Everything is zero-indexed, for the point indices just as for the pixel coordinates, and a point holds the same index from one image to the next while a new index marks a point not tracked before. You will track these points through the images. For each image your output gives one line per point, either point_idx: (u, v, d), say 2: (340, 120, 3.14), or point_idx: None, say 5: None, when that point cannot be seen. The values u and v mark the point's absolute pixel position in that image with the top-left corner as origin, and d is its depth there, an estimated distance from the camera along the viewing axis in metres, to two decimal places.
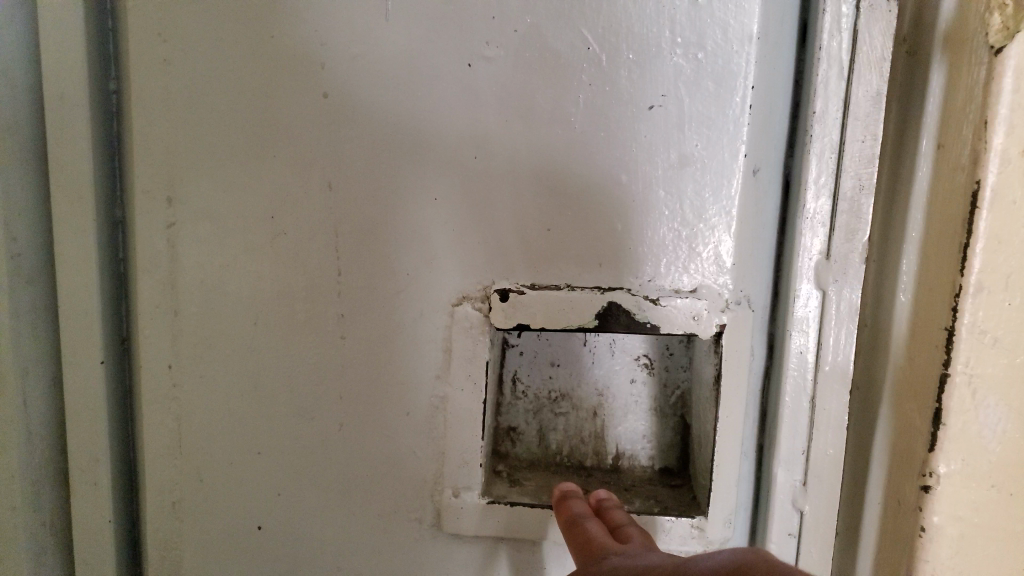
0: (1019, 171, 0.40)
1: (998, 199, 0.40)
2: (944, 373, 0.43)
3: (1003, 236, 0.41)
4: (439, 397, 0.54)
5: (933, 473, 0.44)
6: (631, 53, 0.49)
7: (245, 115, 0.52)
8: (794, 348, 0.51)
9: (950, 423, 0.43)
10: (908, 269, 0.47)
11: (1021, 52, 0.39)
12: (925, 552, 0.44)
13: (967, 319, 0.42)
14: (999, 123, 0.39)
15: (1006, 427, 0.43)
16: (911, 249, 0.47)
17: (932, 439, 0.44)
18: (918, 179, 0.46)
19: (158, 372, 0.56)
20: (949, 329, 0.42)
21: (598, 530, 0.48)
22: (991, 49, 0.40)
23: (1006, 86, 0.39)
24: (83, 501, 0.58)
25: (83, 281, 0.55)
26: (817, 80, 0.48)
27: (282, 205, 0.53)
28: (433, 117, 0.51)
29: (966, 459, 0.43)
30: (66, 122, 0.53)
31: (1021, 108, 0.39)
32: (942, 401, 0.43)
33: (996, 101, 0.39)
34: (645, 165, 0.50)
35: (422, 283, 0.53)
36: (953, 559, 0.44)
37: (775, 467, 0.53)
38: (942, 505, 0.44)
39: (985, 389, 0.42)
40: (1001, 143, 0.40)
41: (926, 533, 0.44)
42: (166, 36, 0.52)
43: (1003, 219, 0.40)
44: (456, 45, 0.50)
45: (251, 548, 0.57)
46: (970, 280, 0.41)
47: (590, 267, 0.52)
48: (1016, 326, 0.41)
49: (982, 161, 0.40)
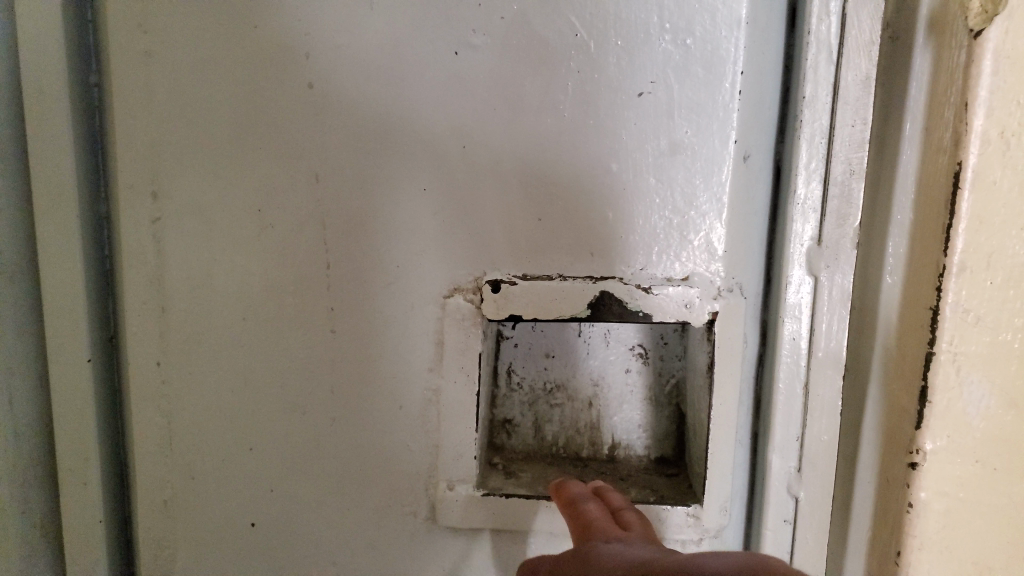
0: (999, 152, 0.40)
1: (979, 179, 0.40)
2: (929, 352, 0.43)
3: (984, 216, 0.41)
4: (432, 390, 0.54)
5: (920, 450, 0.44)
6: (618, 39, 0.49)
7: (231, 108, 0.51)
8: (787, 334, 0.51)
9: (935, 401, 0.43)
10: (895, 252, 0.46)
11: (1000, 34, 0.39)
12: (913, 527, 0.44)
13: (951, 299, 0.42)
14: (979, 105, 0.39)
15: (989, 403, 0.43)
16: (899, 232, 0.45)
17: (919, 416, 0.43)
18: (903, 162, 0.45)
19: (146, 371, 0.55)
20: (934, 308, 0.42)
21: (597, 512, 0.48)
22: (970, 32, 0.40)
23: (985, 69, 0.39)
24: (73, 502, 0.57)
25: (67, 279, 0.54)
26: (806, 64, 0.48)
27: (268, 198, 0.52)
28: (420, 107, 0.50)
29: (951, 436, 0.43)
30: (46, 117, 0.52)
31: (1001, 90, 0.39)
32: (927, 380, 0.43)
33: (976, 84, 0.39)
34: (635, 152, 0.50)
35: (411, 276, 0.53)
36: (940, 533, 0.44)
37: (769, 454, 0.53)
38: (929, 481, 0.44)
39: (969, 367, 0.43)
40: (982, 125, 0.40)
41: (913, 509, 0.44)
42: (147, 27, 0.51)
43: (984, 200, 0.41)
44: (441, 33, 0.49)
45: (245, 545, 0.57)
46: (953, 260, 0.41)
47: (582, 257, 0.52)
48: (995, 303, 0.42)
49: (964, 142, 0.40)
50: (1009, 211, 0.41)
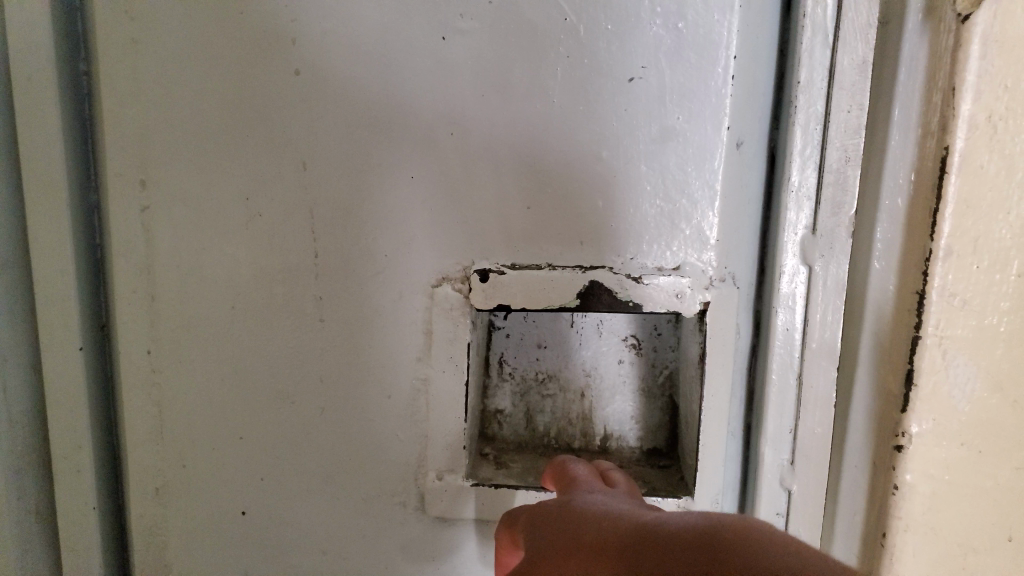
0: (987, 135, 0.39)
1: (967, 162, 0.40)
2: (916, 336, 0.42)
3: (972, 199, 0.40)
4: (420, 379, 0.53)
5: (906, 433, 0.43)
6: (608, 23, 0.48)
7: (218, 95, 0.51)
8: (781, 325, 0.51)
9: (922, 384, 0.43)
10: (884, 236, 0.44)
11: (989, 18, 0.38)
12: (897, 509, 0.44)
13: (939, 282, 0.41)
14: (968, 89, 0.39)
15: (974, 386, 0.43)
16: (888, 217, 0.44)
17: (907, 399, 0.43)
18: (891, 146, 0.43)
19: (136, 359, 0.56)
20: (921, 291, 0.42)
21: (584, 470, 0.49)
22: (958, 16, 0.39)
23: (974, 52, 0.38)
24: (68, 490, 0.57)
25: (58, 268, 0.54)
26: (801, 49, 0.47)
27: (256, 186, 0.52)
28: (409, 93, 0.49)
29: (938, 419, 0.43)
30: (35, 105, 0.52)
31: (989, 74, 0.38)
32: (914, 363, 0.42)
33: (964, 68, 0.39)
34: (626, 140, 0.49)
35: (399, 265, 0.52)
36: (926, 515, 0.44)
37: (762, 446, 0.52)
38: (915, 463, 0.43)
39: (956, 350, 0.42)
40: (970, 108, 0.39)
41: (899, 491, 0.44)
42: (134, 13, 0.51)
43: (972, 183, 0.40)
44: (428, 18, 0.49)
45: (236, 534, 0.57)
46: (940, 243, 0.41)
47: (571, 246, 0.51)
48: (982, 285, 0.41)
49: (951, 127, 0.40)
50: (996, 195, 0.40)
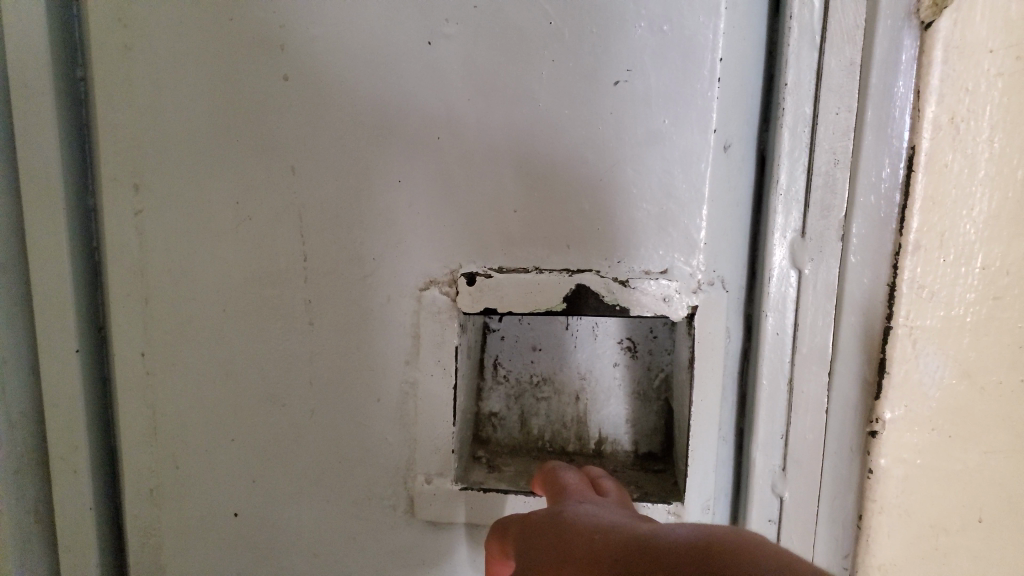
0: (948, 135, 0.46)
1: (931, 161, 0.46)
2: (888, 326, 0.48)
3: (935, 196, 0.47)
4: (409, 383, 0.54)
5: (880, 420, 0.49)
6: (593, 27, 0.48)
7: (209, 101, 0.52)
8: (770, 329, 0.50)
9: (894, 372, 0.49)
10: (859, 233, 0.47)
11: (949, 25, 0.45)
12: (874, 492, 0.50)
13: (907, 275, 0.48)
14: (931, 93, 0.45)
15: (943, 373, 0.49)
16: (864, 215, 0.47)
17: (880, 388, 0.49)
18: (865, 146, 0.47)
19: (131, 361, 0.56)
20: (892, 283, 0.48)
21: (575, 478, 0.49)
22: (921, 22, 0.45)
23: (938, 57, 0.45)
24: (64, 490, 0.58)
25: (56, 272, 0.55)
26: (789, 49, 0.47)
27: (247, 191, 0.52)
28: (396, 97, 0.50)
29: (908, 405, 0.49)
30: (33, 111, 0.53)
31: (950, 78, 0.45)
32: (886, 353, 0.48)
33: (930, 73, 0.45)
34: (613, 143, 0.49)
35: (388, 269, 0.52)
36: (897, 493, 0.50)
37: (753, 452, 0.51)
38: (888, 448, 0.50)
39: (924, 340, 0.49)
40: (934, 111, 0.46)
41: (874, 474, 0.50)
42: (128, 20, 0.51)
43: (933, 181, 0.47)
44: (415, 23, 0.49)
45: (228, 535, 0.58)
46: (908, 239, 0.47)
47: (558, 250, 0.51)
48: (947, 279, 0.48)
49: (919, 128, 0.46)
50: (959, 192, 0.47)
